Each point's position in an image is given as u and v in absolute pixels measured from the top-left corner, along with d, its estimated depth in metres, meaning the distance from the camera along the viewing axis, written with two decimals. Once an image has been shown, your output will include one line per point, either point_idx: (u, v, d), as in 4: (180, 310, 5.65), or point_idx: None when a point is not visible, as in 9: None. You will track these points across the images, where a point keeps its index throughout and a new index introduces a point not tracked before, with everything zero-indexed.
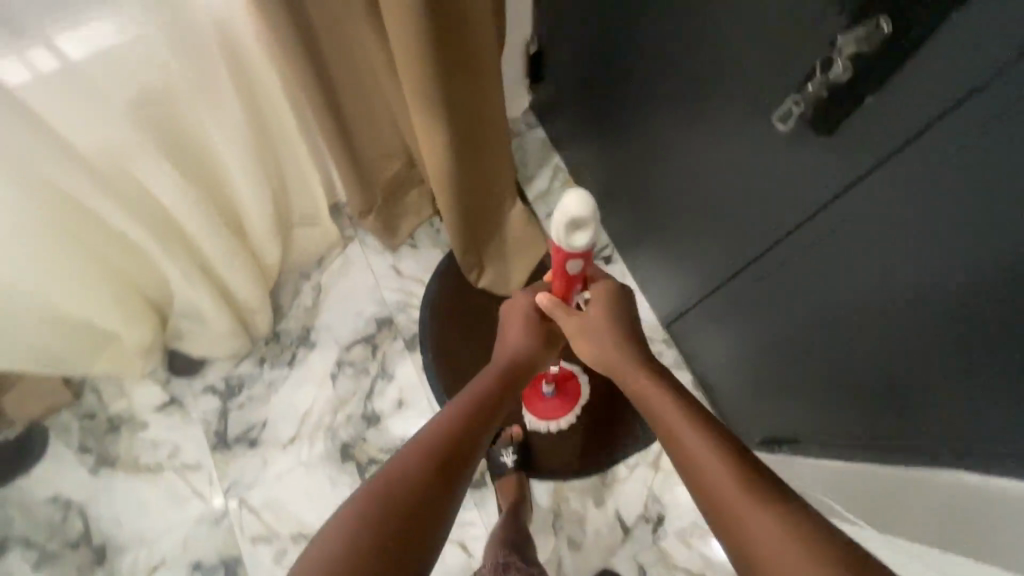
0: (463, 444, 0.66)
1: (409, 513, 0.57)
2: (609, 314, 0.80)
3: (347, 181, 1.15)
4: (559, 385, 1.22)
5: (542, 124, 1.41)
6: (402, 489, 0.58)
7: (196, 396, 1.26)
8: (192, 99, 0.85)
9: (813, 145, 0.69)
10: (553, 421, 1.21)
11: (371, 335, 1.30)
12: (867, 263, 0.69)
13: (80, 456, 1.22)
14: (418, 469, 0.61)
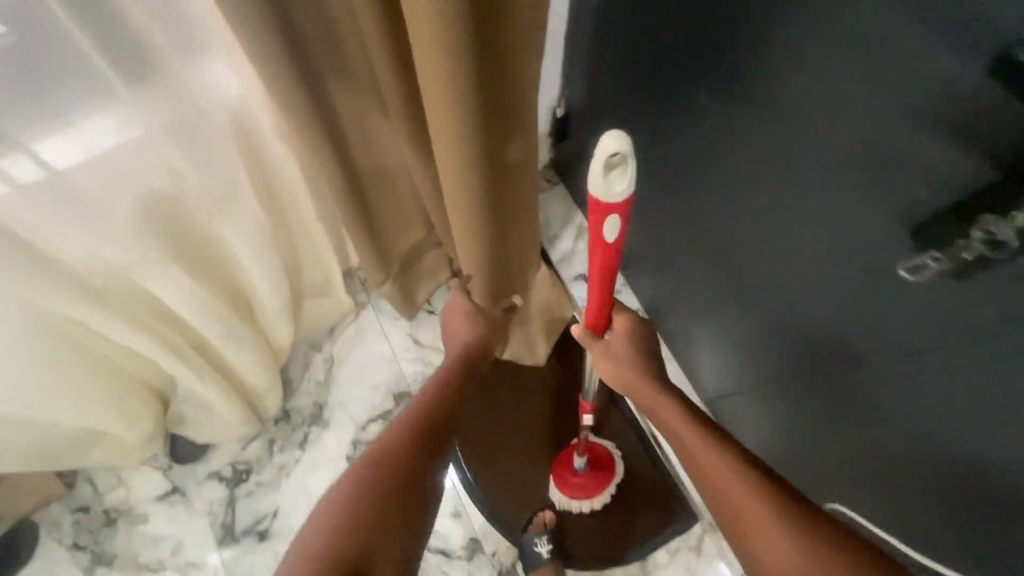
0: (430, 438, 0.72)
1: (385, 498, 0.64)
2: (633, 344, 0.79)
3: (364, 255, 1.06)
4: (593, 460, 1.13)
5: (562, 180, 1.35)
6: (373, 478, 0.65)
7: (200, 484, 1.17)
8: (201, 195, 0.76)
9: (898, 253, 0.63)
10: (586, 500, 1.12)
11: (389, 411, 1.22)
12: (966, 384, 0.63)
13: (73, 556, 1.12)
14: (384, 459, 0.67)
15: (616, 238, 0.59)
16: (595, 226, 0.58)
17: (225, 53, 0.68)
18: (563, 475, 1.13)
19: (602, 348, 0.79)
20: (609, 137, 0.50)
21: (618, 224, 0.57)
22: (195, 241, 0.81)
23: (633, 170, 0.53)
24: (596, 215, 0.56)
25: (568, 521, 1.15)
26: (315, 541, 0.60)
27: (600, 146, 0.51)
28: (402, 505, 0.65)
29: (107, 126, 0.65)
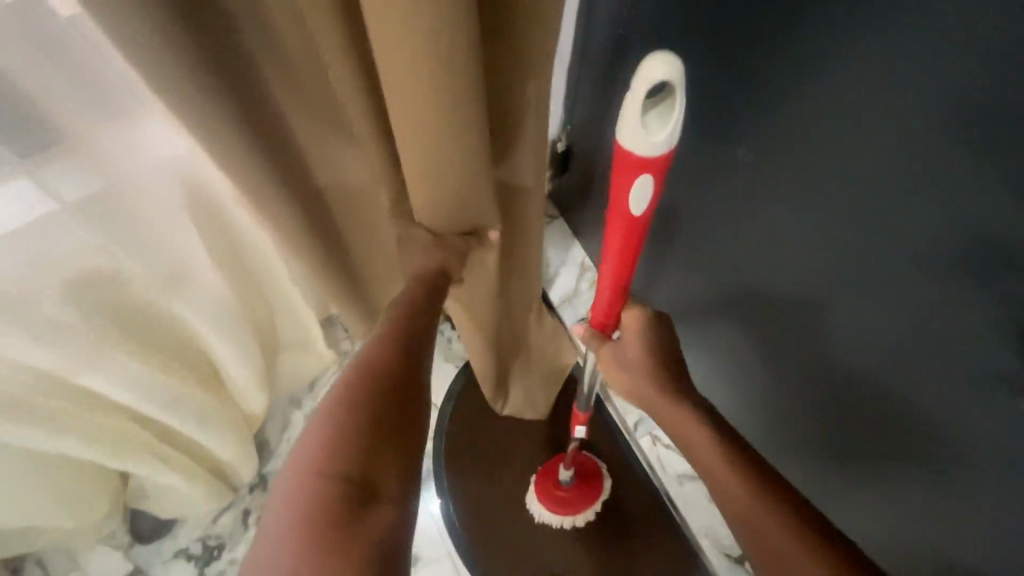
0: (386, 398, 0.57)
1: (338, 492, 0.50)
2: (648, 348, 0.74)
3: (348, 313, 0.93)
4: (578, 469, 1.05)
5: (562, 215, 1.26)
6: (321, 468, 0.51)
7: (165, 565, 1.04)
8: (147, 275, 0.64)
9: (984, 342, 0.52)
10: (570, 515, 1.04)
11: None
12: None
13: None
14: (333, 437, 0.53)
15: (644, 211, 0.56)
16: (619, 195, 0.55)
17: (163, 113, 0.56)
18: (547, 487, 1.05)
19: (614, 353, 0.75)
20: (646, 70, 0.46)
21: (645, 193, 0.54)
22: (145, 324, 0.68)
23: (679, 107, 0.49)
24: (621, 184, 0.54)
25: None
26: (302, 486, 0.50)
27: (633, 91, 0.48)
28: (397, 430, 0.56)
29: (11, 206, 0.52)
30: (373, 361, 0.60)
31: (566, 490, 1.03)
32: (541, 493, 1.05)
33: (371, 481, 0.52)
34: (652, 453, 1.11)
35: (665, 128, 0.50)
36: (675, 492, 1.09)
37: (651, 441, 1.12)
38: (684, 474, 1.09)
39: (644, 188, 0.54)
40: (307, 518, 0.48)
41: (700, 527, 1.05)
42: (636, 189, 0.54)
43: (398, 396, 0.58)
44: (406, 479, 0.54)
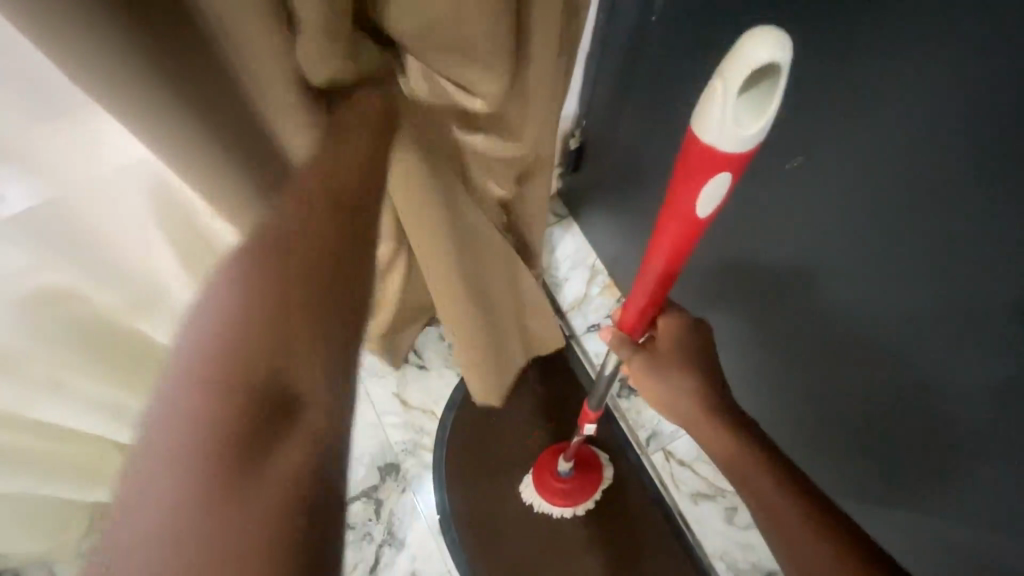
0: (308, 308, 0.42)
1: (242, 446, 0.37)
2: (682, 354, 0.64)
3: None
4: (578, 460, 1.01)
5: (571, 214, 1.18)
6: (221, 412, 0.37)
7: None
8: (109, 287, 0.57)
9: None
10: (570, 505, 1.01)
11: (374, 488, 1.05)
12: None
13: None
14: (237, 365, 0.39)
15: (710, 213, 0.49)
16: (685, 190, 0.46)
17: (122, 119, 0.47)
18: (546, 480, 1.00)
19: (646, 363, 0.63)
20: (745, 51, 0.38)
21: (717, 190, 0.46)
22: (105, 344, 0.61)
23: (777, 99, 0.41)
24: (692, 175, 0.45)
25: None
26: (187, 399, 0.37)
27: (721, 73, 0.39)
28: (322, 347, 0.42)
29: None
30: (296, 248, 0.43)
31: (567, 480, 0.99)
32: (540, 484, 1.01)
33: (286, 383, 0.40)
34: (664, 470, 1.05)
35: (756, 123, 0.41)
36: (688, 513, 1.03)
37: (664, 458, 1.06)
38: (698, 494, 1.03)
39: (719, 183, 0.45)
40: (200, 451, 0.36)
41: (714, 550, 1.00)
42: (710, 181, 0.45)
43: (321, 302, 0.43)
44: (337, 382, 0.42)
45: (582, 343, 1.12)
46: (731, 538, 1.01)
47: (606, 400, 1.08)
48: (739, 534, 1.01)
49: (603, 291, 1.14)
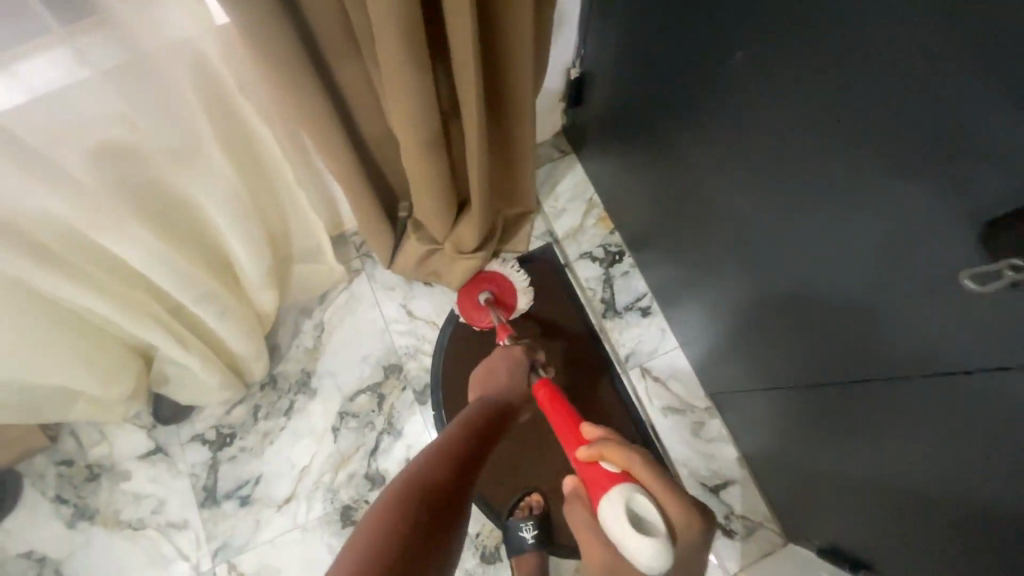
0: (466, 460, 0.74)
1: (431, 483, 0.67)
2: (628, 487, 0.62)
3: (358, 207, 0.98)
4: (496, 293, 1.15)
5: (574, 151, 1.27)
6: (429, 477, 0.68)
7: (183, 446, 1.15)
8: (160, 153, 0.69)
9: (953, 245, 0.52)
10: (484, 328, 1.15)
11: (378, 384, 1.18)
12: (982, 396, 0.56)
13: (58, 507, 1.12)
14: (440, 460, 0.71)
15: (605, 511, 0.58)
16: (595, 501, 0.61)
17: None
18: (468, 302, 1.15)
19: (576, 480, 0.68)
20: None
21: (630, 490, 0.57)
22: (152, 201, 0.74)
23: None
24: (593, 499, 0.61)
25: (558, 513, 1.11)
26: (415, 466, 0.70)
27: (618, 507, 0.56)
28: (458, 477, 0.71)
29: (53, 73, 0.57)
30: (464, 426, 0.81)
31: (483, 315, 1.15)
32: (467, 283, 1.16)
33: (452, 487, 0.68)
34: (640, 385, 1.12)
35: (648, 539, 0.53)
36: (658, 423, 1.10)
37: (640, 373, 1.13)
38: (668, 407, 1.10)
39: (625, 497, 0.57)
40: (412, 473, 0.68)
41: (676, 457, 1.07)
42: (603, 511, 0.57)
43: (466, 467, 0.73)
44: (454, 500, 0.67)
45: (575, 270, 1.20)
46: (694, 448, 1.08)
47: (591, 320, 1.16)
48: (703, 444, 1.08)
49: (597, 224, 1.23)
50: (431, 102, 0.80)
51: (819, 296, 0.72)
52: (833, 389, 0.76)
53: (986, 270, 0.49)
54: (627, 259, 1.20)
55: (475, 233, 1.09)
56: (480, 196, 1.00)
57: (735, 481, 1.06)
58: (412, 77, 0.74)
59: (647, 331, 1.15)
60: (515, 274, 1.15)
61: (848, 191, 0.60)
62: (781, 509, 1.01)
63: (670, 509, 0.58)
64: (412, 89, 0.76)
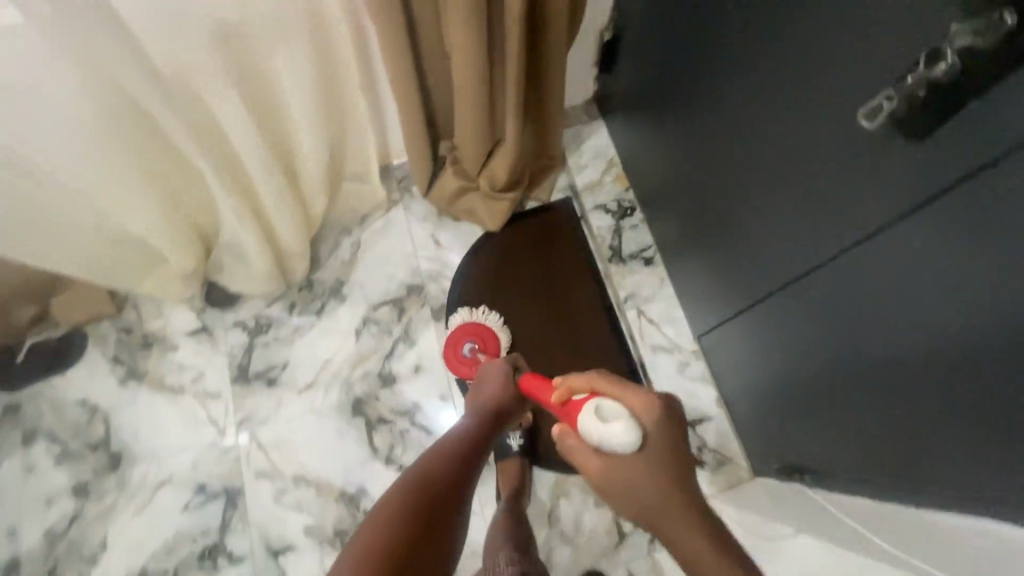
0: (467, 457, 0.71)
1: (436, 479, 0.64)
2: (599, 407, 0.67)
3: (409, 131, 1.14)
4: (480, 345, 1.21)
5: (601, 117, 1.41)
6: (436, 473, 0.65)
7: (226, 329, 1.31)
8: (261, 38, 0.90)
9: (889, 146, 0.63)
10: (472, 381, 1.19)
11: (401, 298, 1.32)
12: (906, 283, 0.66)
13: (113, 366, 1.29)
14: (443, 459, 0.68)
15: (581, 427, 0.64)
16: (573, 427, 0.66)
17: None
18: (454, 356, 1.20)
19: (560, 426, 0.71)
20: None
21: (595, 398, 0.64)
22: (247, 81, 0.94)
23: None
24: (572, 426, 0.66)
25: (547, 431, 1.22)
26: (420, 465, 0.66)
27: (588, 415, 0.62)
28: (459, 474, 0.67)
29: None
30: (465, 430, 0.79)
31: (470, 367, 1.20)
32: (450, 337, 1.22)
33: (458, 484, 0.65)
34: (635, 323, 1.25)
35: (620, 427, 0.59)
36: (647, 359, 1.22)
37: (636, 314, 1.25)
38: (658, 345, 1.22)
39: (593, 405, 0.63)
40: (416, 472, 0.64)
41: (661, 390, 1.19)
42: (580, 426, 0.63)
43: (468, 462, 0.70)
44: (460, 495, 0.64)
45: (589, 220, 1.34)
46: (678, 384, 1.19)
47: (598, 264, 1.30)
48: (687, 382, 1.19)
49: (615, 182, 1.36)
50: (483, 39, 0.96)
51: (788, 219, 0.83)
52: (790, 307, 0.87)
53: (873, 104, 0.61)
54: (637, 213, 1.33)
55: (504, 174, 1.24)
56: (513, 136, 1.16)
57: (712, 418, 1.16)
58: (471, 12, 0.91)
59: (647, 277, 1.28)
60: (491, 318, 1.23)
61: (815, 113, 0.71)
62: (749, 445, 1.11)
63: (634, 403, 0.63)
64: (469, 21, 0.92)
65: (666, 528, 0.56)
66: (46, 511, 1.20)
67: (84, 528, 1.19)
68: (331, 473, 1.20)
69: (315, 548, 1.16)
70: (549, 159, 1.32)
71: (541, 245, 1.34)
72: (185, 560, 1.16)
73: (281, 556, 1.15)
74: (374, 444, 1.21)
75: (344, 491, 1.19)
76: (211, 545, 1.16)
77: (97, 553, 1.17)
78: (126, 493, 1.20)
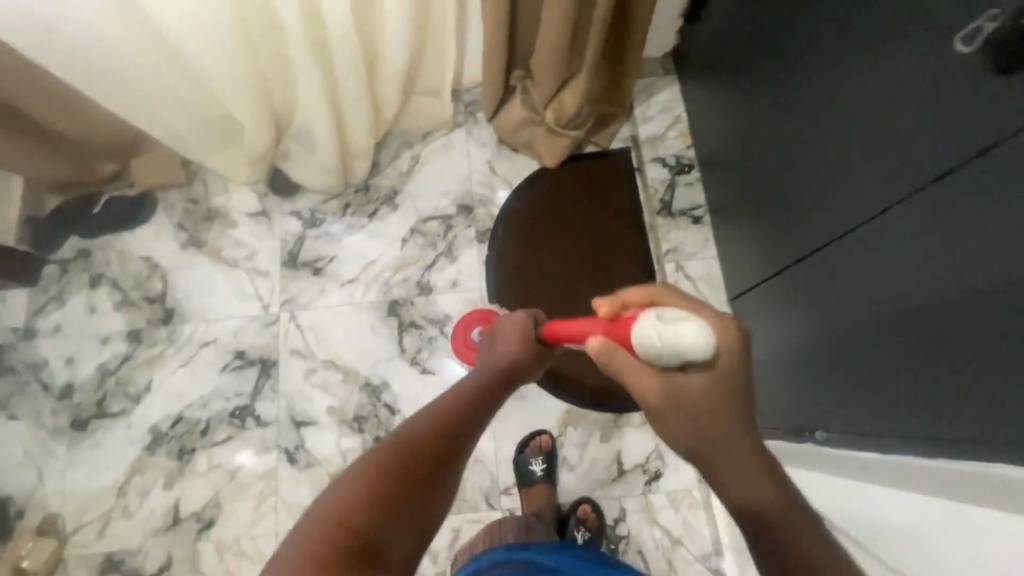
0: (471, 417, 0.60)
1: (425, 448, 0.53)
2: None
3: (488, 51, 1.16)
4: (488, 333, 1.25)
5: (675, 73, 1.40)
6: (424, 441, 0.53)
7: (283, 216, 1.38)
8: None
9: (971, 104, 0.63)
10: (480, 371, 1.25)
11: (449, 216, 1.37)
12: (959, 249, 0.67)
13: (176, 232, 1.38)
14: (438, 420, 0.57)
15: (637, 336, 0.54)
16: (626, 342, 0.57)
17: None
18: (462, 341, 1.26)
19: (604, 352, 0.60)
20: None
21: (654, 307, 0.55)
22: None
23: None
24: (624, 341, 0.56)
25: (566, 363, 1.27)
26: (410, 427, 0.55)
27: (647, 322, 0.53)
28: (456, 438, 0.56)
29: None
30: (473, 383, 0.67)
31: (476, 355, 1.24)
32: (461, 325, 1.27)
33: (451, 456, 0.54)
34: (672, 277, 1.27)
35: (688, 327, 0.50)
36: None
37: (675, 269, 1.28)
38: None
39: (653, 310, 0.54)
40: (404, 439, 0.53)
41: None
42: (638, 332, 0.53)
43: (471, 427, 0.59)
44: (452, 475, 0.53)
45: (645, 171, 1.36)
46: None
47: (646, 216, 1.33)
48: None
49: (678, 138, 1.37)
50: None
51: (842, 181, 0.83)
52: (837, 261, 0.86)
53: (972, 28, 0.61)
54: (694, 172, 1.34)
55: (570, 111, 1.25)
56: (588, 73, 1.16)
57: None
58: None
59: (692, 235, 1.30)
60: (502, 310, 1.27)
61: (895, 69, 0.71)
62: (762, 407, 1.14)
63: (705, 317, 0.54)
64: None
65: (720, 467, 0.51)
66: (102, 348, 1.31)
67: (131, 370, 1.30)
68: (359, 364, 1.28)
69: (335, 427, 1.24)
70: (615, 105, 1.32)
71: (592, 188, 1.36)
72: (217, 414, 1.26)
73: (303, 427, 1.24)
74: (403, 344, 1.28)
75: (368, 381, 1.26)
76: (242, 405, 1.26)
77: (141, 393, 1.28)
78: (173, 346, 1.31)
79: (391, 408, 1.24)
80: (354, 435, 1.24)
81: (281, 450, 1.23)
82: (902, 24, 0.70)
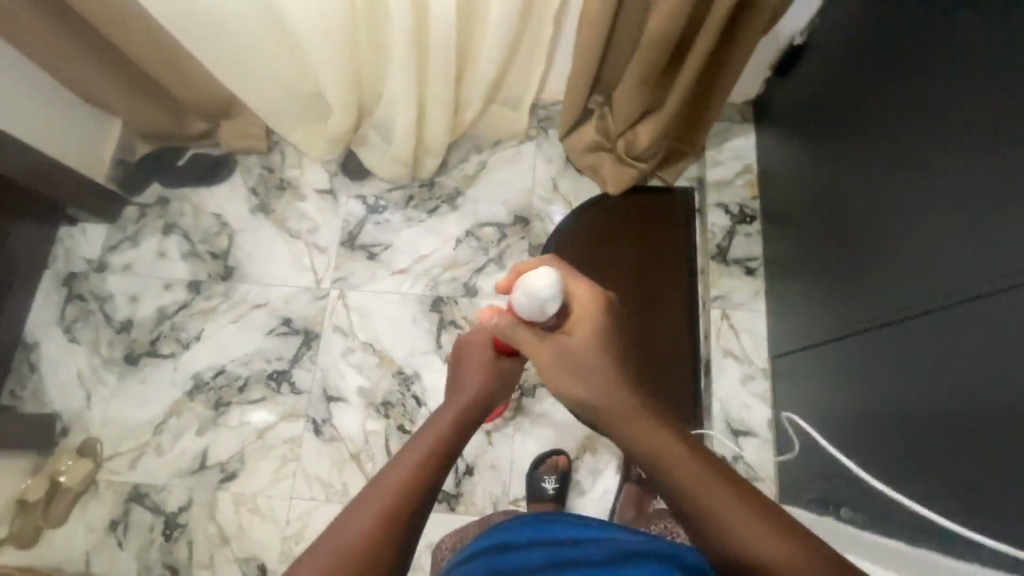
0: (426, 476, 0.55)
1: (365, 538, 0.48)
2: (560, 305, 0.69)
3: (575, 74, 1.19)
4: None
5: (753, 122, 1.40)
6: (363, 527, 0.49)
7: (349, 197, 1.44)
8: None
9: None
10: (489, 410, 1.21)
11: (505, 225, 1.40)
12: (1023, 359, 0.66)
13: (249, 195, 1.46)
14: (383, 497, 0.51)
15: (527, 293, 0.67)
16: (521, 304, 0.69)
17: None
18: None
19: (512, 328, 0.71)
20: None
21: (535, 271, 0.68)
22: None
23: None
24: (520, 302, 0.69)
25: None
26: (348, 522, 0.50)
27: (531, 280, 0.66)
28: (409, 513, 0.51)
29: None
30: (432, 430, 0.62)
31: None
32: None
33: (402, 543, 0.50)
34: (716, 323, 1.28)
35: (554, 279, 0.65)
36: (715, 360, 1.26)
37: (720, 316, 1.28)
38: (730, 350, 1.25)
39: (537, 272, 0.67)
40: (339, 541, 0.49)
41: (718, 392, 1.23)
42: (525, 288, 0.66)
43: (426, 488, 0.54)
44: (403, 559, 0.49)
45: (706, 214, 1.36)
46: (736, 392, 1.24)
47: (700, 258, 1.33)
48: (746, 393, 1.23)
49: (745, 187, 1.37)
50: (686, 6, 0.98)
51: (908, 263, 0.82)
52: (888, 343, 0.84)
53: None
54: (756, 224, 1.34)
55: (644, 144, 1.26)
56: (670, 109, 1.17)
57: (757, 434, 1.21)
58: None
59: (743, 285, 1.30)
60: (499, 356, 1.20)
61: (986, 165, 0.71)
62: (786, 469, 1.14)
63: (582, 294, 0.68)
64: None
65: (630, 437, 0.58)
66: (164, 292, 1.39)
67: (186, 317, 1.37)
68: (396, 351, 1.32)
69: (362, 407, 1.29)
70: (688, 144, 1.33)
71: (651, 221, 1.36)
72: (256, 374, 1.32)
73: (333, 402, 1.29)
74: (440, 340, 1.32)
75: (401, 369, 1.31)
76: (281, 370, 1.32)
77: (191, 341, 1.36)
78: (227, 302, 1.38)
79: (419, 400, 1.28)
80: (379, 419, 1.28)
81: (309, 419, 1.28)
82: (1000, 123, 0.69)
